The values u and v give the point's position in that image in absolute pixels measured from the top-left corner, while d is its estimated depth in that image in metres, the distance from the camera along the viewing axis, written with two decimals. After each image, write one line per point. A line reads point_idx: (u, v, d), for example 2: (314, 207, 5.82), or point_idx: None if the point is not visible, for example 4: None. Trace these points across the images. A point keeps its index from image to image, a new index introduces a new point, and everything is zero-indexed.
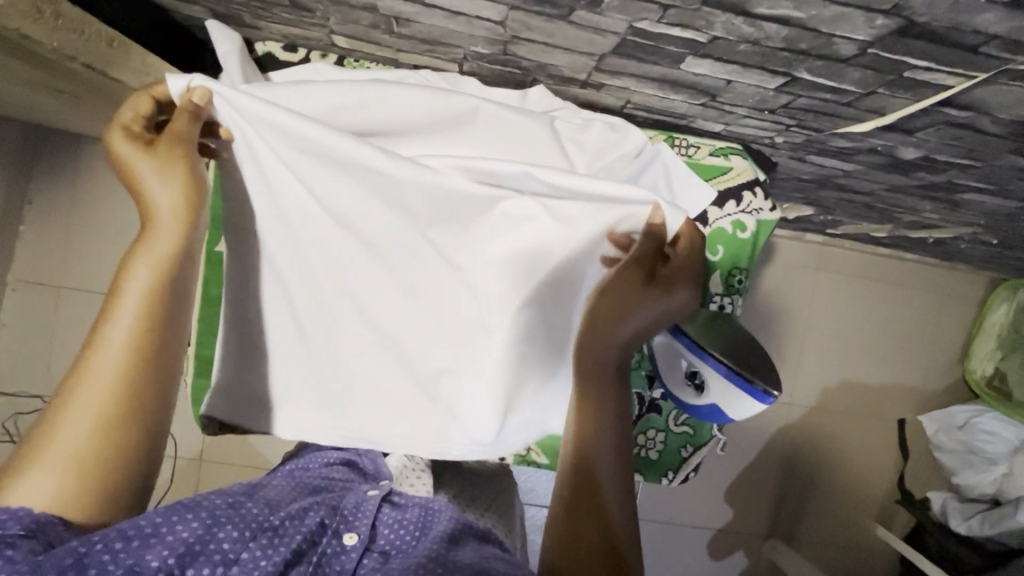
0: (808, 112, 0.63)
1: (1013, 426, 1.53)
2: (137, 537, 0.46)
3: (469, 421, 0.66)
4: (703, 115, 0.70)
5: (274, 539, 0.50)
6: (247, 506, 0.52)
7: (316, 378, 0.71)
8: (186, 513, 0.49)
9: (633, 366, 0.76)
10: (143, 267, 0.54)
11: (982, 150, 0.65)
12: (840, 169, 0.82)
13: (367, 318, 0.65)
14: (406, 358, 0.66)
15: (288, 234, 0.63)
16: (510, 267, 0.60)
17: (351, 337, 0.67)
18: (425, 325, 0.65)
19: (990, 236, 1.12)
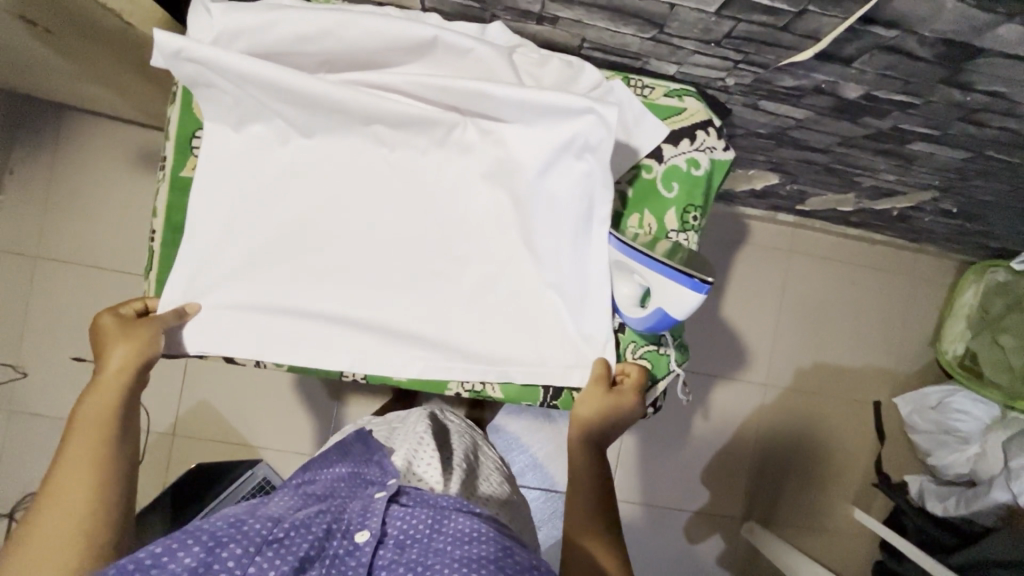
0: (751, 43, 0.66)
1: (982, 405, 1.55)
2: (137, 569, 0.46)
3: (425, 324, 0.73)
4: (655, 53, 0.73)
5: (280, 549, 0.51)
6: (250, 520, 0.53)
7: (268, 302, 0.71)
8: (187, 537, 0.49)
9: None
10: (95, 406, 0.65)
11: (918, 82, 0.68)
12: (792, 116, 0.85)
13: (331, 228, 0.72)
14: (368, 269, 0.73)
15: (265, 150, 0.71)
16: (474, 178, 0.73)
17: (309, 249, 0.72)
18: (385, 239, 0.73)
19: (948, 203, 1.15)
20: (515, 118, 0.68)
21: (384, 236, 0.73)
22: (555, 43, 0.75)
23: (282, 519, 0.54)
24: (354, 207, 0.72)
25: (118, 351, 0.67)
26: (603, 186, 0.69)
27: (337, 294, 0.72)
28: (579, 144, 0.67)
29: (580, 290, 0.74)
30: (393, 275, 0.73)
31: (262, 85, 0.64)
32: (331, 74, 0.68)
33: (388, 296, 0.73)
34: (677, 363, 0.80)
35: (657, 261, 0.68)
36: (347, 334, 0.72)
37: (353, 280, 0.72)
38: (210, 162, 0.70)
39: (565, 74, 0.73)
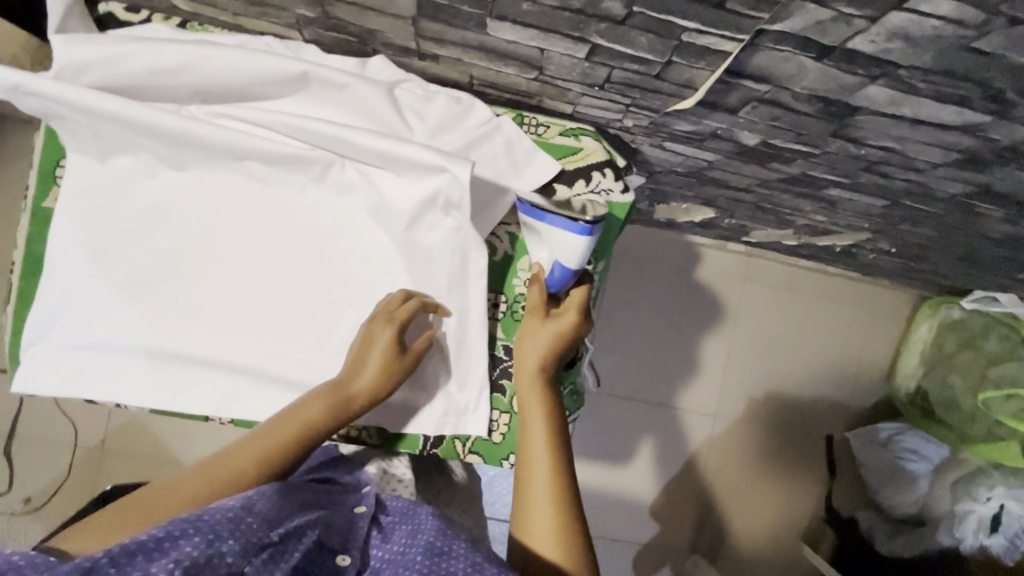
0: (634, 88, 0.63)
1: (933, 445, 1.50)
2: (141, 550, 0.45)
3: (291, 371, 0.70)
4: (545, 92, 0.70)
5: (274, 555, 0.51)
6: (252, 515, 0.52)
7: (129, 343, 0.68)
8: (190, 528, 0.48)
9: (507, 313, 0.74)
10: (306, 415, 0.63)
11: (809, 134, 0.65)
12: (702, 158, 0.82)
13: (203, 267, 0.70)
14: (239, 311, 0.70)
15: (134, 185, 0.69)
16: (352, 219, 0.71)
17: (178, 288, 0.69)
18: (257, 281, 0.71)
19: (886, 243, 1.12)
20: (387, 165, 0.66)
21: (256, 276, 0.70)
22: (445, 78, 0.72)
23: (277, 520, 0.54)
24: (225, 246, 0.70)
25: (361, 381, 0.65)
26: (477, 246, 0.68)
27: (202, 336, 0.69)
28: (443, 201, 0.66)
29: (459, 337, 0.71)
30: (263, 316, 0.70)
31: (116, 120, 0.61)
32: (202, 108, 0.66)
33: (257, 338, 0.70)
34: None
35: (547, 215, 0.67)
36: (211, 378, 0.69)
37: (222, 321, 0.70)
38: (75, 194, 0.68)
39: (450, 110, 0.70)
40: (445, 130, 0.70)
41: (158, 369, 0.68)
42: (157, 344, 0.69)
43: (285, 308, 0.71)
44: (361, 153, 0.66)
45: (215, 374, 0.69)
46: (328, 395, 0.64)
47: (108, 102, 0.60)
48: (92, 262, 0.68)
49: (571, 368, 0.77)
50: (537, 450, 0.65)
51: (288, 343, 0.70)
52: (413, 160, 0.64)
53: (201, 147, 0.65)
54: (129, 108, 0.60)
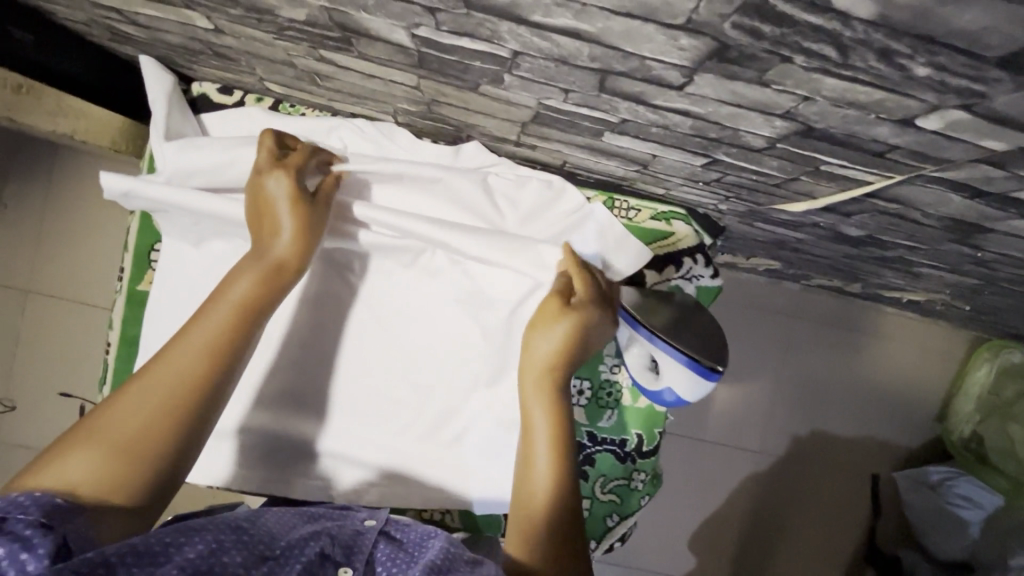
0: (743, 188, 0.61)
1: (988, 493, 1.47)
2: (144, 556, 0.40)
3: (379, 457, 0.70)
4: (641, 180, 0.68)
5: (276, 568, 0.44)
6: (259, 527, 0.48)
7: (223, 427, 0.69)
8: (195, 534, 0.44)
9: (590, 400, 0.73)
10: (246, 279, 0.54)
11: (923, 236, 0.62)
12: (791, 236, 0.79)
13: (293, 352, 0.70)
14: (325, 394, 0.71)
15: (217, 270, 0.66)
16: (442, 307, 0.70)
17: (269, 373, 0.70)
18: (345, 366, 0.71)
19: (962, 303, 1.09)
20: (488, 261, 0.66)
21: (347, 362, 0.71)
22: (536, 163, 0.70)
23: (279, 534, 0.48)
24: (315, 330, 0.70)
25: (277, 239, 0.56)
26: None
27: (296, 418, 0.70)
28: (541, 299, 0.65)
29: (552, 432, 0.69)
30: (356, 401, 0.71)
31: (219, 220, 0.61)
32: None
33: (348, 422, 0.71)
34: (649, 498, 0.76)
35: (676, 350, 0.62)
36: (308, 459, 0.70)
37: (315, 405, 0.71)
38: (168, 281, 0.68)
39: (539, 201, 0.68)
40: (538, 217, 0.68)
41: (256, 450, 0.70)
42: (249, 429, 0.69)
43: (374, 394, 0.71)
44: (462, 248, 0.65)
45: (311, 457, 0.70)
46: (259, 254, 0.56)
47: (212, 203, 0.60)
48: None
49: (655, 451, 0.75)
50: (539, 466, 0.57)
51: (378, 426, 0.71)
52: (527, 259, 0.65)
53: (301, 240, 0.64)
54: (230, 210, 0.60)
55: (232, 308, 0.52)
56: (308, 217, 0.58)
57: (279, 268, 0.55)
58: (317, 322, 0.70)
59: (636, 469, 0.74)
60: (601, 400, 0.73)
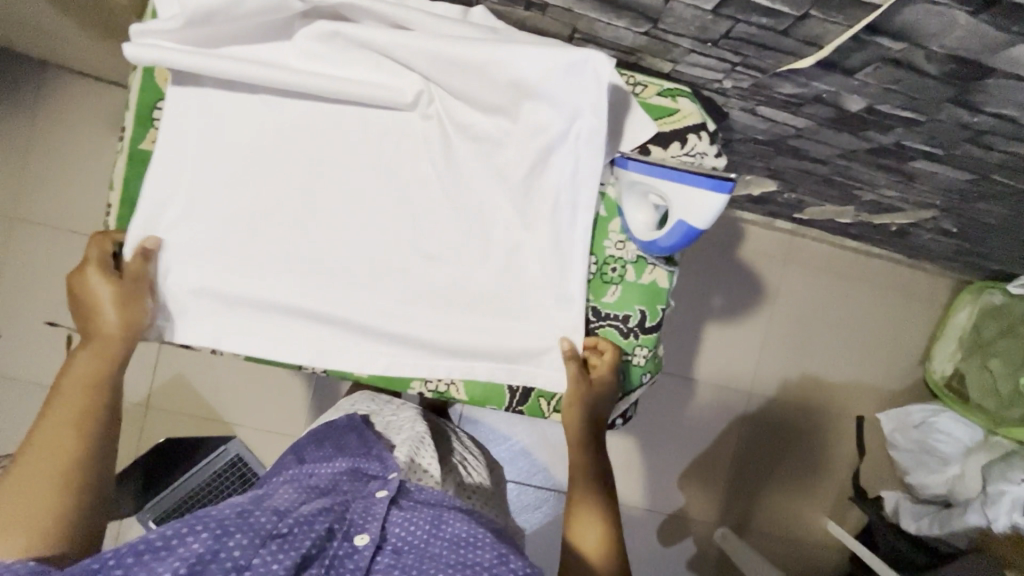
0: (750, 45, 0.62)
1: (968, 429, 1.52)
2: (148, 550, 0.48)
3: (387, 326, 0.71)
4: (649, 49, 0.69)
5: (284, 543, 0.52)
6: (258, 510, 0.54)
7: (232, 291, 0.70)
8: (197, 524, 0.50)
9: (596, 277, 0.74)
10: (89, 359, 0.65)
11: (923, 99, 0.64)
12: (791, 125, 0.81)
13: (302, 220, 0.70)
14: (332, 264, 0.71)
15: (229, 132, 0.68)
16: (450, 173, 0.70)
17: (277, 238, 0.70)
18: (353, 234, 0.71)
19: (949, 222, 1.12)
20: (498, 124, 0.69)
21: (355, 228, 0.71)
22: (546, 32, 0.70)
23: (287, 510, 0.56)
24: (322, 196, 0.70)
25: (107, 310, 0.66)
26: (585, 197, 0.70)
27: (302, 287, 0.71)
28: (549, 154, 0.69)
29: (561, 276, 0.73)
30: (364, 267, 0.71)
31: (239, 72, 0.63)
32: (311, 60, 0.66)
33: (354, 291, 0.71)
34: (650, 376, 0.78)
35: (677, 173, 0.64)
36: (317, 326, 0.72)
37: (325, 276, 0.71)
38: (173, 143, 0.68)
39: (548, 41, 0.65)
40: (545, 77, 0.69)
41: (263, 314, 0.71)
42: (259, 296, 0.70)
43: (380, 261, 0.71)
44: (478, 92, 0.66)
45: (318, 322, 0.71)
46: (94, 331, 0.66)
47: (238, 60, 0.63)
48: (191, 204, 0.68)
49: (656, 329, 0.76)
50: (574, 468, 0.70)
51: (384, 294, 0.72)
52: (548, 97, 0.65)
53: (320, 80, 0.65)
54: (255, 74, 0.63)
55: (84, 392, 0.63)
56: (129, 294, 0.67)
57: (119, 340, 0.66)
58: (326, 187, 0.70)
59: (638, 345, 0.76)
60: (605, 277, 0.74)
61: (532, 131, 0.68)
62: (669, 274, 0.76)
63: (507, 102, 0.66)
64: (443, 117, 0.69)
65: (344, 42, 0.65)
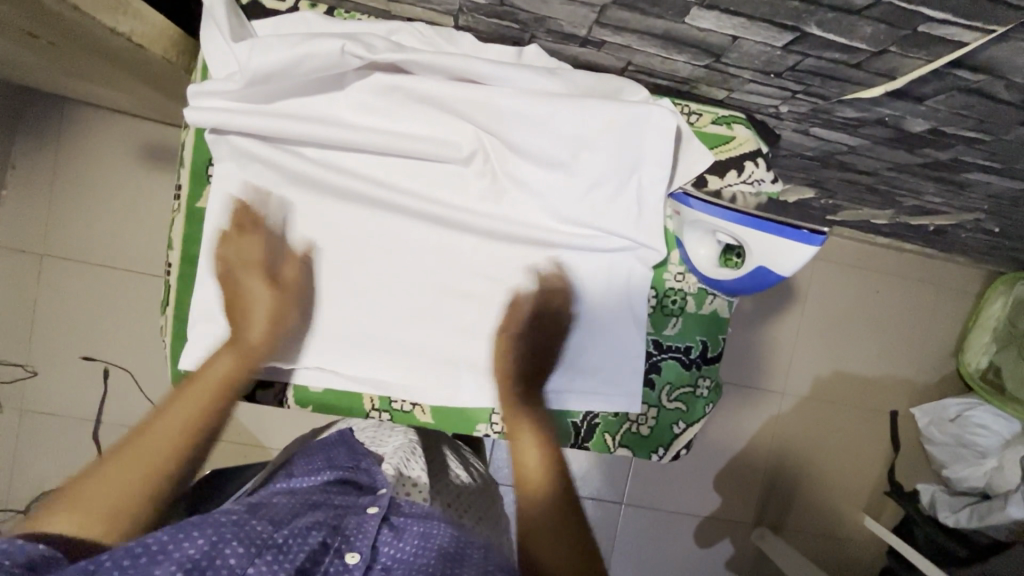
0: (816, 76, 0.61)
1: (1004, 420, 1.53)
2: (145, 553, 0.46)
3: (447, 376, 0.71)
4: (706, 79, 0.68)
5: (278, 554, 0.51)
6: (253, 521, 0.53)
7: (292, 343, 0.69)
8: (193, 529, 0.49)
9: (657, 307, 0.74)
10: (224, 359, 0.66)
11: (993, 121, 0.63)
12: (843, 143, 0.80)
13: (357, 270, 0.70)
14: (391, 314, 0.70)
15: (286, 185, 0.67)
16: (505, 225, 0.69)
17: (336, 289, 0.69)
18: (411, 280, 0.70)
19: (991, 223, 1.10)
20: (554, 176, 0.67)
21: (411, 282, 0.70)
22: (599, 66, 0.69)
23: (280, 522, 0.54)
24: (382, 244, 0.69)
25: (262, 303, 0.67)
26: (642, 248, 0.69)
27: (361, 342, 0.70)
28: (609, 205, 0.67)
29: (622, 323, 0.72)
30: (422, 323, 0.70)
31: (301, 134, 0.64)
32: (369, 114, 0.65)
33: (413, 345, 0.70)
34: (713, 405, 0.77)
35: (756, 219, 0.62)
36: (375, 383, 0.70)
37: (383, 328, 0.70)
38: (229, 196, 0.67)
39: (605, 85, 0.66)
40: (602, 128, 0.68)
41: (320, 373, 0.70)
42: (318, 349, 0.69)
43: (438, 316, 0.70)
44: (535, 146, 0.65)
45: (377, 380, 0.70)
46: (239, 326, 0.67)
47: (297, 118, 0.64)
48: (251, 253, 0.68)
49: (718, 358, 0.76)
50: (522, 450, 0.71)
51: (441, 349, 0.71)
52: (609, 148, 0.64)
53: (381, 136, 0.65)
54: (320, 133, 0.64)
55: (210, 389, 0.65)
56: (280, 310, 0.67)
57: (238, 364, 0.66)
58: (380, 244, 0.70)
59: (702, 375, 0.75)
60: (665, 308, 0.74)
61: (592, 184, 0.66)
62: (728, 304, 0.75)
63: (568, 153, 0.65)
64: (497, 164, 0.68)
65: (405, 96, 0.65)
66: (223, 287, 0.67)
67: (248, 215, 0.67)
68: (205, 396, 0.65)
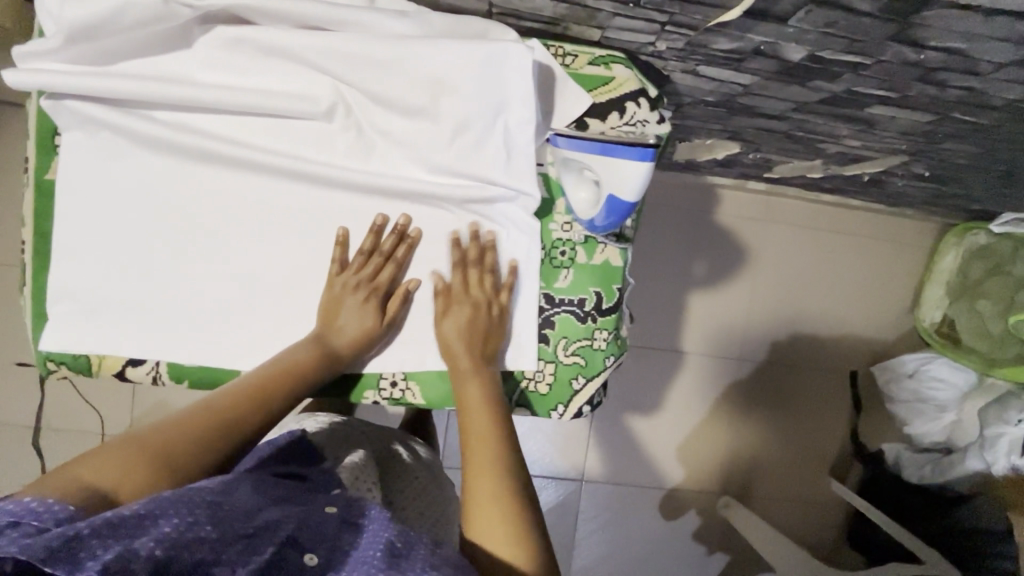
0: (673, 1, 0.58)
1: (961, 372, 1.49)
2: (121, 527, 0.39)
3: None
4: (573, 17, 0.65)
5: (252, 543, 0.44)
6: (229, 505, 0.46)
7: (154, 316, 0.66)
8: (167, 510, 0.42)
9: (545, 258, 0.71)
10: (307, 355, 0.64)
11: (864, 39, 0.60)
12: (737, 82, 0.77)
13: (219, 236, 0.66)
14: (259, 279, 0.67)
15: (138, 150, 0.64)
16: (373, 180, 0.66)
17: (197, 258, 0.66)
18: (279, 245, 0.67)
19: (920, 166, 1.08)
20: (417, 124, 0.64)
21: (280, 248, 0.67)
22: (464, 10, 0.66)
23: (252, 512, 0.47)
24: (248, 208, 0.66)
25: (349, 313, 0.66)
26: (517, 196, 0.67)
27: (229, 312, 0.67)
28: (476, 151, 0.65)
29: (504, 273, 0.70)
30: (293, 287, 0.68)
31: (145, 94, 0.61)
32: (219, 72, 0.63)
33: (288, 313, 0.68)
34: (614, 360, 0.74)
35: (590, 141, 0.62)
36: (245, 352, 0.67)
37: (252, 294, 0.67)
38: (79, 166, 0.64)
39: (465, 27, 0.63)
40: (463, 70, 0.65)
41: (185, 347, 0.66)
42: (183, 321, 0.66)
43: (314, 280, 0.68)
44: (395, 95, 0.63)
45: (252, 350, 0.67)
46: (326, 329, 0.66)
47: (138, 78, 0.61)
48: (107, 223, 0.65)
49: (615, 310, 0.73)
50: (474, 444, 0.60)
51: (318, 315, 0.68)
52: (467, 90, 0.62)
53: (232, 92, 0.62)
54: (164, 92, 0.61)
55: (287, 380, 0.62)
56: (368, 335, 0.67)
57: (319, 365, 0.64)
58: (244, 208, 0.66)
59: (597, 328, 0.72)
60: (555, 260, 0.71)
61: (455, 129, 0.64)
62: (621, 253, 0.72)
63: (426, 98, 0.62)
64: (360, 115, 0.65)
65: (254, 48, 0.62)
66: (326, 290, 0.67)
67: (400, 237, 0.68)
68: (280, 389, 0.61)
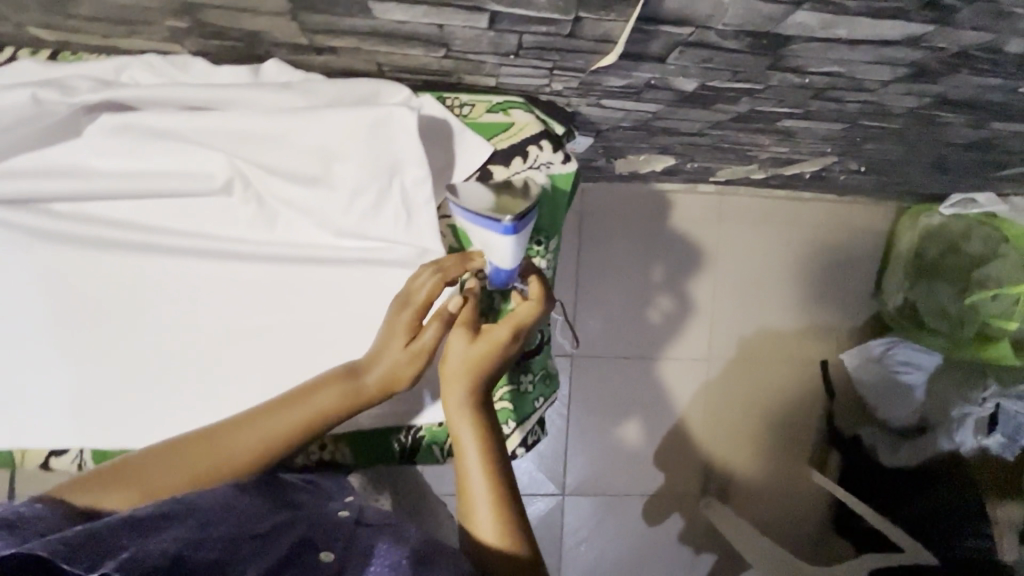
0: (550, 51, 0.58)
1: (928, 354, 1.46)
2: (136, 530, 0.42)
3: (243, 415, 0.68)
4: (462, 70, 0.65)
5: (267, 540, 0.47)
6: (238, 510, 0.50)
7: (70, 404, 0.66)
8: (176, 517, 0.45)
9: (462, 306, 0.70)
10: (326, 383, 0.60)
11: (745, 70, 0.60)
12: (644, 110, 0.77)
13: (127, 319, 0.66)
14: (172, 358, 0.67)
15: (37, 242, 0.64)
16: (277, 247, 0.67)
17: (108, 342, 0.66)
18: (189, 322, 0.67)
19: (854, 162, 1.08)
20: (313, 192, 0.64)
21: (192, 328, 0.67)
22: (354, 71, 0.66)
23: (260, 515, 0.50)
24: (154, 289, 0.66)
25: (398, 340, 0.61)
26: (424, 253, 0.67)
27: (145, 394, 0.66)
28: (375, 214, 0.65)
29: None
30: (206, 364, 0.67)
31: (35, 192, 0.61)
32: (109, 159, 0.63)
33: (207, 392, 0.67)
34: (543, 401, 0.76)
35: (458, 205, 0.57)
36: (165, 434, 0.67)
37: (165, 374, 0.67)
38: None
39: (352, 92, 0.63)
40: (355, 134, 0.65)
41: (103, 433, 0.66)
42: (99, 406, 0.66)
43: (227, 356, 0.67)
44: (288, 165, 0.63)
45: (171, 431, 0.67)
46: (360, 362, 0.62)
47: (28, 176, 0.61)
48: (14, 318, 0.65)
49: (538, 352, 0.74)
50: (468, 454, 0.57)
51: (235, 396, 0.67)
52: (357, 156, 0.62)
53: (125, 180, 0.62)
54: None
55: (297, 405, 0.59)
56: (414, 368, 0.61)
57: (341, 394, 0.60)
58: (150, 290, 0.66)
59: (525, 372, 0.74)
60: None
61: (350, 195, 0.64)
62: None
63: (319, 167, 0.63)
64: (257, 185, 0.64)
65: (142, 134, 0.62)
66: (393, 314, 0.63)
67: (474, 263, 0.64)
68: (281, 405, 0.59)
